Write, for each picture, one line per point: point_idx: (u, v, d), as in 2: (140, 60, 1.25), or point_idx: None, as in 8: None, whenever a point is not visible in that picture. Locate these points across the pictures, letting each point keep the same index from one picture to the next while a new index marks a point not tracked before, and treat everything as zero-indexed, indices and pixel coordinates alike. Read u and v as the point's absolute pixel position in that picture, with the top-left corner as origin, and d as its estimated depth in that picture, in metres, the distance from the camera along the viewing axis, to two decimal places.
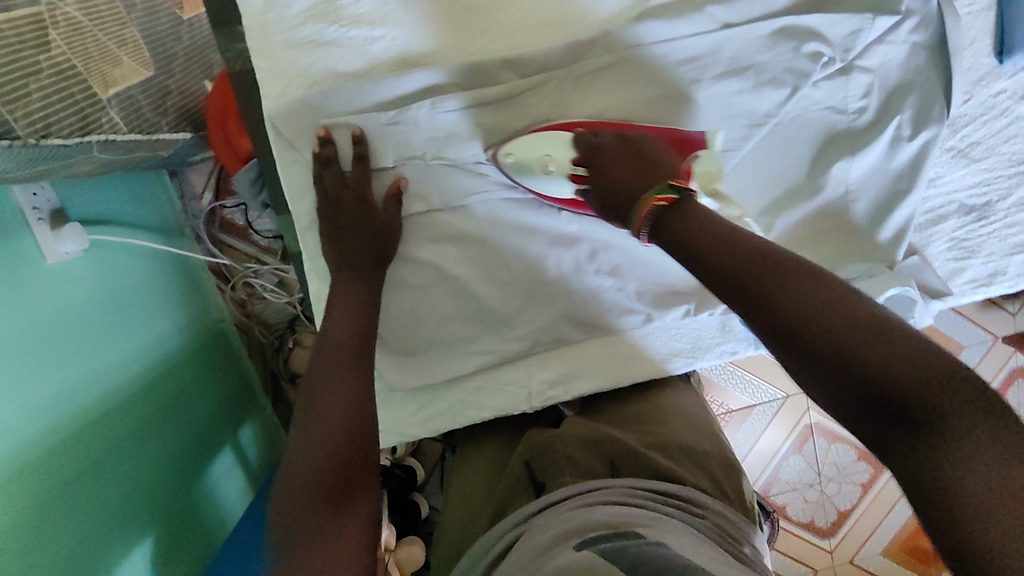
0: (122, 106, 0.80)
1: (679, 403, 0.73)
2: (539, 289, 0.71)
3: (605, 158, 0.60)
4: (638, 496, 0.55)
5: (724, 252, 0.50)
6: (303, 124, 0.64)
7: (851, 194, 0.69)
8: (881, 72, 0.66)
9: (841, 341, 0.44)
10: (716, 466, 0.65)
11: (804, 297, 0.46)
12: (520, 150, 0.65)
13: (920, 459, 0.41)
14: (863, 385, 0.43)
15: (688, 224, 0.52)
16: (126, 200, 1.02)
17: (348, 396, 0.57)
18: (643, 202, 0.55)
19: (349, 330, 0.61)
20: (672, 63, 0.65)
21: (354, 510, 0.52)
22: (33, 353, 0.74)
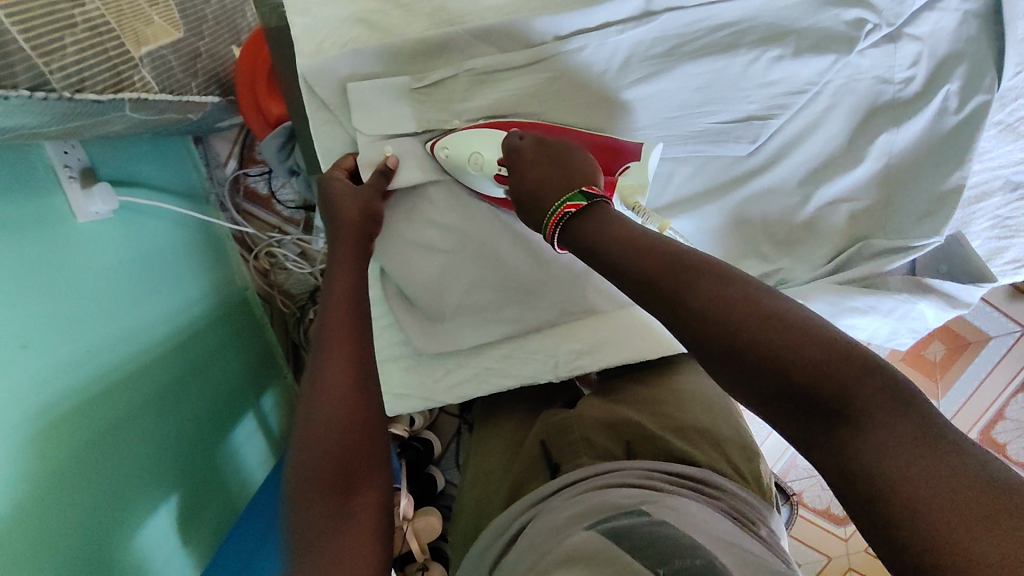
0: (153, 65, 0.80)
1: (697, 387, 0.71)
2: (568, 263, 0.69)
3: (524, 162, 0.59)
4: (653, 478, 0.54)
5: (636, 259, 0.47)
6: (336, 82, 0.63)
7: (891, 166, 0.67)
8: (930, 40, 0.64)
9: (747, 332, 0.40)
10: (735, 451, 0.63)
11: (706, 296, 0.42)
12: (455, 146, 0.63)
13: (841, 451, 0.35)
14: (774, 380, 0.38)
15: (605, 229, 0.51)
16: (153, 164, 1.02)
17: (349, 371, 0.55)
18: (554, 208, 0.54)
19: (345, 299, 0.59)
20: (713, 26, 0.63)
21: (361, 501, 0.49)
22: (63, 310, 0.75)
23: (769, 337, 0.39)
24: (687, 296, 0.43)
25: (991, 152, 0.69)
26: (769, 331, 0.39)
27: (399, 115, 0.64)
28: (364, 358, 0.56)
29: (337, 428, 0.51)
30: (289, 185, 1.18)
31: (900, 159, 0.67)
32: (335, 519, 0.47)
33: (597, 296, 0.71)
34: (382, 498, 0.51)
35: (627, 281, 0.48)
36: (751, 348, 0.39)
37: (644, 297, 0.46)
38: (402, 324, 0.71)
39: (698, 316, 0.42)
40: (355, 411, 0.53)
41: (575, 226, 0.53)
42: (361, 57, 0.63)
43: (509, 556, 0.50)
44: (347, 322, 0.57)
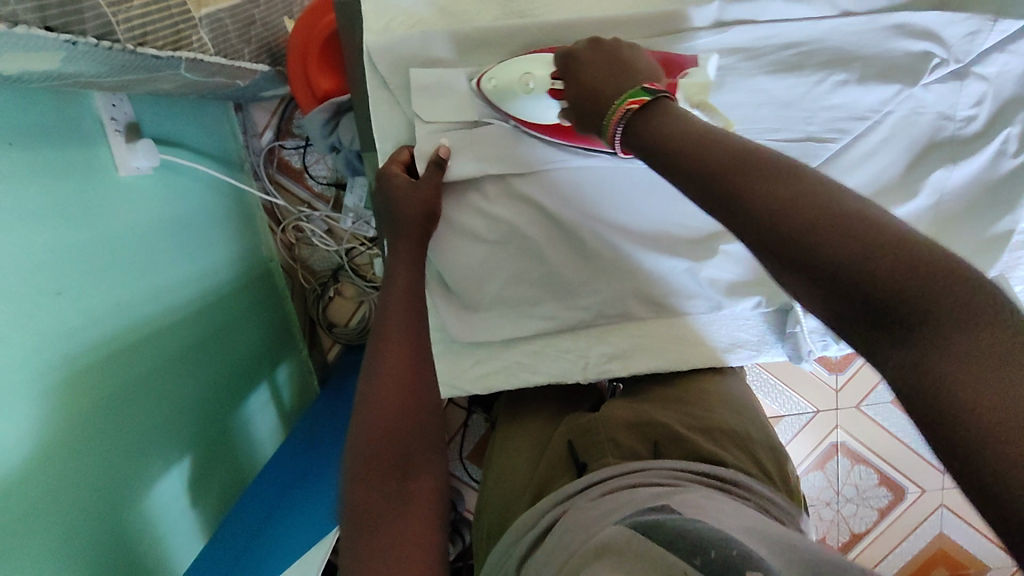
0: (211, 27, 0.80)
1: (731, 386, 0.70)
2: (609, 263, 0.68)
3: (584, 63, 0.55)
4: (682, 478, 0.54)
5: (694, 160, 0.44)
6: (401, 62, 0.63)
7: (942, 203, 0.67)
8: (997, 82, 0.64)
9: (812, 238, 0.38)
10: (762, 449, 0.62)
11: (775, 198, 0.40)
12: (502, 72, 0.61)
13: (912, 363, 0.34)
14: (838, 288, 0.37)
15: (662, 122, 0.47)
16: (194, 126, 1.02)
17: (405, 353, 0.56)
18: (616, 107, 0.50)
19: (405, 284, 0.60)
20: (782, 46, 0.63)
21: (417, 485, 0.52)
22: (99, 262, 0.75)
23: (836, 239, 0.37)
24: (753, 202, 0.41)
25: None
26: (836, 234, 0.37)
27: (459, 105, 0.64)
28: (421, 345, 0.58)
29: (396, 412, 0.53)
30: (324, 161, 1.19)
31: (952, 197, 0.67)
32: (386, 501, 0.50)
33: (636, 301, 0.70)
34: (436, 483, 0.53)
35: (684, 182, 0.45)
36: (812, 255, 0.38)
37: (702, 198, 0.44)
38: (439, 311, 0.70)
39: (765, 222, 0.40)
40: (410, 395, 0.55)
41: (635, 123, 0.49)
42: (428, 40, 0.63)
43: (538, 552, 0.50)
44: (403, 307, 0.59)
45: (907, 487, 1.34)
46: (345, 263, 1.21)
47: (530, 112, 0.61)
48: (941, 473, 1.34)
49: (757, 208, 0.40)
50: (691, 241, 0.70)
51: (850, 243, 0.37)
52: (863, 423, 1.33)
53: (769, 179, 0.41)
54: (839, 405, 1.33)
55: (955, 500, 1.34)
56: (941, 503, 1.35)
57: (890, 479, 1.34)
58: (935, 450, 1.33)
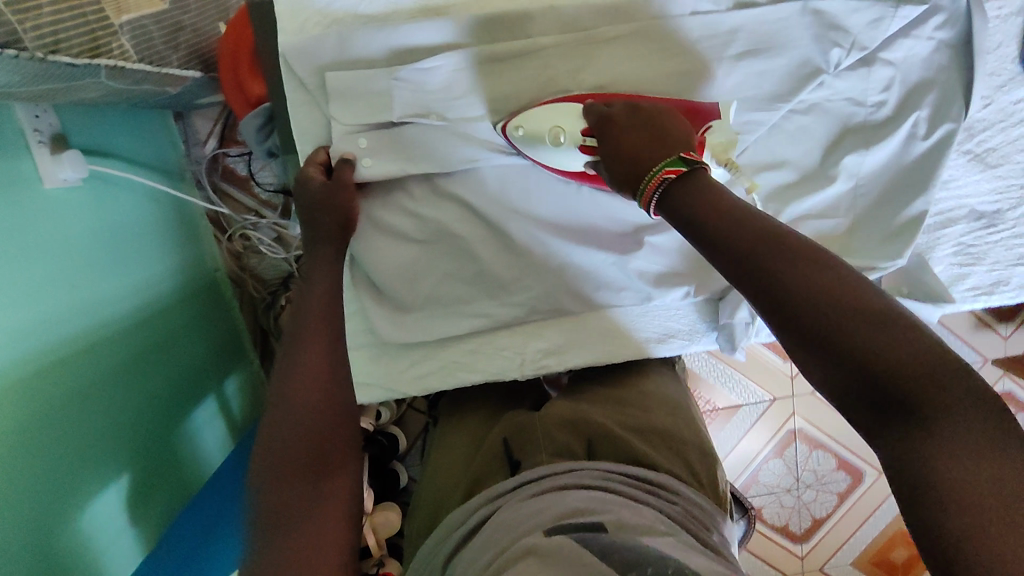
0: (133, 34, 0.78)
1: (665, 388, 0.74)
2: (536, 259, 0.68)
3: (617, 130, 0.56)
4: (611, 480, 0.56)
5: (738, 247, 0.48)
6: (316, 63, 0.63)
7: (860, 189, 0.69)
8: (904, 66, 0.66)
9: (848, 333, 0.43)
10: (695, 456, 0.65)
11: (813, 287, 0.45)
12: (531, 120, 0.61)
13: (907, 451, 0.42)
14: (854, 374, 0.43)
15: (694, 198, 0.50)
16: (129, 136, 1.00)
17: (321, 361, 0.58)
18: (653, 172, 0.52)
19: (321, 294, 0.62)
20: (696, 37, 0.63)
21: (335, 485, 0.54)
22: (19, 277, 0.73)
23: (866, 331, 0.43)
24: (790, 287, 0.45)
25: (959, 181, 0.72)
26: (865, 331, 0.43)
27: (378, 105, 0.63)
28: (339, 360, 0.60)
29: (313, 416, 0.56)
30: (269, 167, 1.18)
31: (868, 183, 0.69)
32: (302, 502, 0.52)
33: (571, 295, 0.71)
34: (349, 484, 0.55)
35: (722, 256, 0.49)
36: (852, 349, 0.43)
37: (737, 274, 0.48)
38: (369, 311, 0.70)
39: (799, 307, 0.45)
40: (327, 405, 0.57)
41: (668, 198, 0.51)
42: (344, 41, 0.62)
43: (467, 547, 0.51)
44: (322, 315, 0.61)
45: (865, 470, 1.36)
46: (294, 270, 1.20)
47: (562, 163, 0.62)
48: None
49: (793, 291, 0.45)
50: (619, 233, 0.70)
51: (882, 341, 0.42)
52: (819, 409, 1.35)
53: (804, 270, 0.46)
54: (795, 393, 1.35)
55: None
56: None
57: (847, 463, 1.36)
58: None
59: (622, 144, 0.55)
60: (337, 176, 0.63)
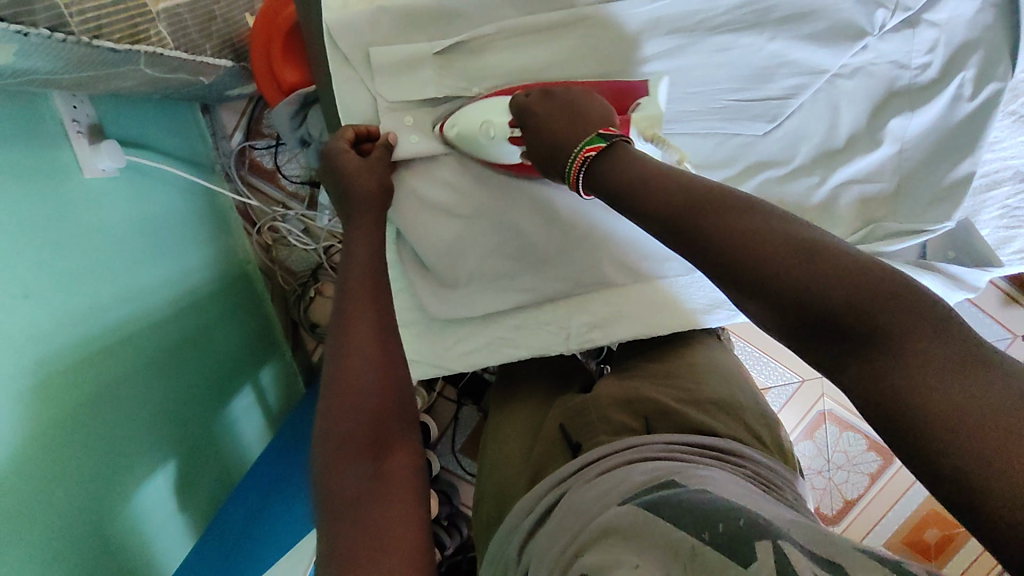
0: (169, 22, 0.79)
1: (712, 357, 0.75)
2: (583, 235, 0.69)
3: (540, 116, 0.58)
4: (675, 451, 0.56)
5: (667, 221, 0.47)
6: (358, 39, 0.63)
7: (904, 153, 0.69)
8: (948, 27, 0.67)
9: (781, 269, 0.40)
10: (753, 419, 0.66)
11: (731, 233, 0.43)
12: (462, 120, 0.63)
13: (873, 382, 0.37)
14: (796, 323, 0.40)
15: (625, 167, 0.51)
16: (160, 129, 1.00)
17: (369, 337, 0.57)
18: (575, 154, 0.54)
19: (362, 272, 0.61)
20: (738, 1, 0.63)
21: (394, 461, 0.53)
22: (63, 266, 0.73)
23: (794, 269, 0.40)
24: (718, 234, 0.44)
25: (1004, 142, 0.71)
26: (799, 266, 0.40)
27: (422, 80, 0.64)
28: (387, 336, 0.59)
29: (372, 394, 0.55)
30: (296, 159, 1.19)
31: (913, 145, 0.69)
32: (364, 483, 0.50)
33: (614, 267, 0.71)
34: (415, 461, 0.55)
35: (646, 218, 0.48)
36: (786, 287, 0.40)
37: (672, 239, 0.47)
38: (416, 289, 0.70)
39: (726, 255, 0.43)
40: (379, 382, 0.56)
41: (598, 167, 0.53)
42: (388, 16, 0.62)
43: (542, 530, 0.51)
44: (365, 291, 0.60)
45: None
46: (323, 262, 1.21)
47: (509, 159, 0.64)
48: None
49: (724, 241, 0.43)
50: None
51: (811, 268, 0.40)
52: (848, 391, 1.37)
53: (729, 215, 0.44)
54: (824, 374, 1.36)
55: None
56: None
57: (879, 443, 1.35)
58: None
59: (547, 136, 0.56)
60: (369, 156, 0.63)
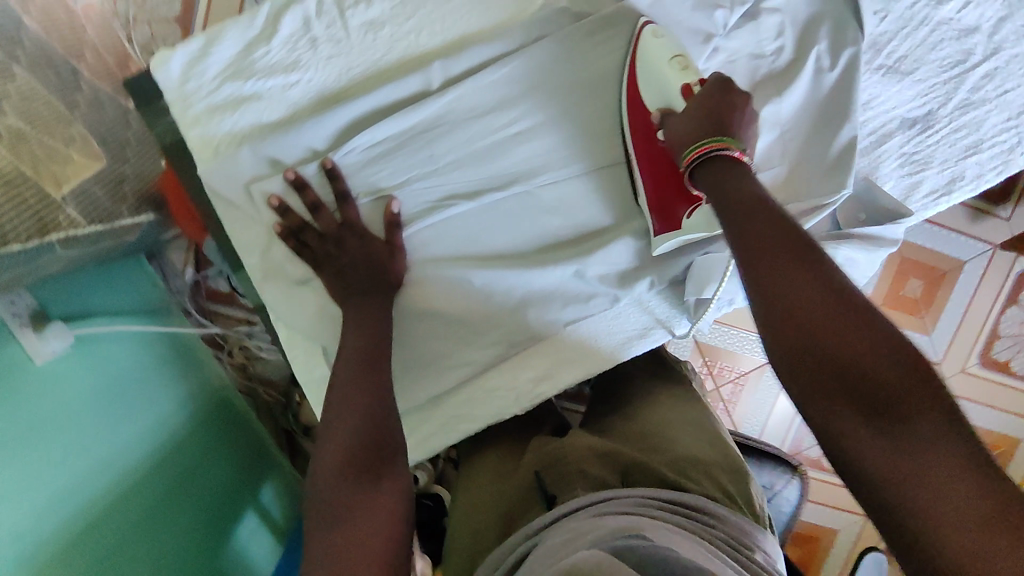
0: (77, 200, 0.84)
1: (691, 415, 0.81)
2: (503, 298, 0.70)
3: (714, 95, 0.57)
4: (650, 505, 0.60)
5: (755, 239, 0.51)
6: (236, 181, 0.65)
7: (786, 135, 0.69)
8: (789, 10, 0.68)
9: (842, 333, 0.46)
10: (726, 477, 0.71)
11: (808, 285, 0.48)
12: (659, 42, 0.64)
13: (889, 457, 0.42)
14: (832, 366, 0.46)
15: (733, 191, 0.53)
16: (102, 291, 1.01)
17: (365, 395, 0.56)
18: (701, 142, 0.55)
19: (359, 348, 0.60)
20: (575, 50, 0.67)
21: (386, 487, 0.51)
22: (24, 465, 0.75)
23: (858, 340, 0.45)
24: (793, 276, 0.49)
25: (881, 96, 0.72)
26: (862, 338, 0.45)
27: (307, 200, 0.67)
28: (380, 392, 0.57)
29: (361, 433, 0.53)
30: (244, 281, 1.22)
31: (793, 124, 0.69)
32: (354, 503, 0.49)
33: (544, 318, 0.72)
34: (408, 495, 0.52)
35: (735, 234, 0.52)
36: (842, 353, 0.46)
37: (745, 259, 0.51)
38: None
39: (795, 298, 0.48)
40: (377, 417, 0.55)
41: (703, 168, 0.55)
42: (258, 152, 0.65)
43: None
44: (357, 365, 0.59)
45: None
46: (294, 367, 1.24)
47: (646, 88, 0.64)
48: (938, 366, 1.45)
49: (798, 286, 0.48)
50: (552, 244, 0.71)
51: (872, 345, 0.45)
52: None
53: (809, 267, 0.49)
54: None
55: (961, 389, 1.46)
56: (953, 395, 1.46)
57: None
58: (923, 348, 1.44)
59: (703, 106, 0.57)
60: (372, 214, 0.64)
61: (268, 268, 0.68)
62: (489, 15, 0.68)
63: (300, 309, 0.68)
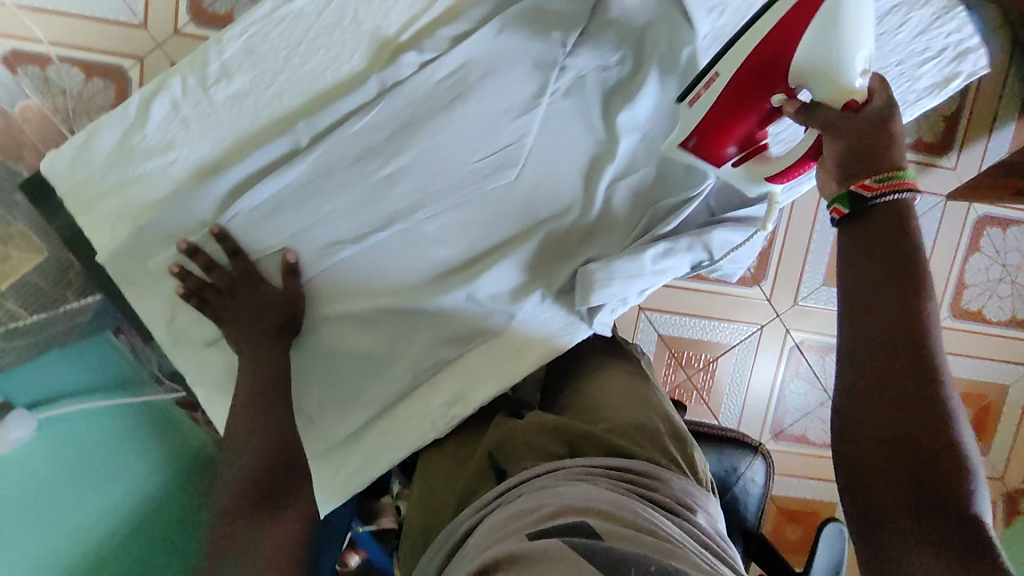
0: (20, 294, 0.95)
1: (635, 386, 0.84)
2: (403, 324, 0.75)
3: (886, 125, 0.56)
4: (595, 472, 0.63)
5: (880, 289, 0.55)
6: (133, 262, 0.71)
7: (648, 136, 0.73)
8: (625, 21, 0.68)
9: (913, 416, 0.53)
10: (669, 441, 0.74)
11: (897, 363, 0.54)
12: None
13: (904, 529, 0.52)
14: (896, 434, 0.53)
15: (875, 231, 0.56)
16: (58, 375, 1.02)
17: (262, 437, 0.71)
18: (886, 167, 0.55)
19: (258, 385, 0.71)
20: (430, 89, 0.70)
21: (286, 516, 0.70)
22: None
23: (920, 427, 0.52)
24: (880, 347, 0.54)
25: None
26: (920, 424, 0.53)
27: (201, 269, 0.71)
28: (277, 435, 0.71)
29: (259, 470, 0.70)
30: None
31: (650, 127, 0.72)
32: (251, 536, 0.67)
33: (445, 344, 0.75)
34: (303, 517, 0.71)
35: (863, 275, 0.56)
36: (913, 432, 0.53)
37: (857, 300, 0.56)
38: None
39: (875, 367, 0.54)
40: (274, 461, 0.71)
41: (859, 204, 0.56)
42: (147, 231, 0.70)
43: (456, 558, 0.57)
44: (263, 408, 0.71)
45: None
46: None
47: (807, 80, 0.58)
48: None
49: (890, 359, 0.54)
50: (446, 270, 0.75)
51: (931, 428, 0.52)
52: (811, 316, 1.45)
53: (920, 341, 0.54)
54: (780, 311, 1.44)
55: None
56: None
57: None
58: None
59: (852, 129, 0.55)
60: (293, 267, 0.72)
61: (177, 335, 0.73)
62: (344, 66, 0.70)
63: (210, 364, 0.74)
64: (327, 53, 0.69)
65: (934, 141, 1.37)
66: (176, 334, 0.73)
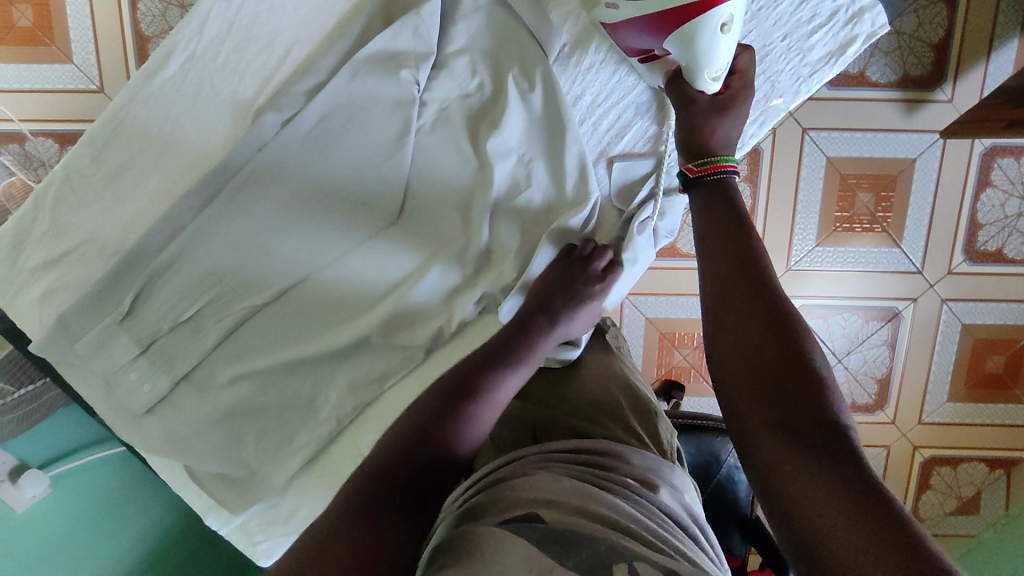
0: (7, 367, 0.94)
1: (598, 363, 0.87)
2: (320, 371, 0.78)
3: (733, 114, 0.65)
4: (553, 456, 0.63)
5: (723, 238, 0.57)
6: (54, 351, 0.73)
7: (524, 157, 0.74)
8: (473, 47, 0.70)
9: (762, 347, 0.51)
10: (632, 414, 0.79)
11: (740, 303, 0.53)
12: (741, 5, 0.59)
13: (778, 459, 0.47)
14: (757, 369, 0.51)
15: (720, 203, 0.60)
16: (64, 433, 1.09)
17: (409, 416, 0.59)
18: (711, 159, 0.62)
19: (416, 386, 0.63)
20: (295, 145, 0.69)
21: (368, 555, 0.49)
22: None
23: (776, 357, 0.50)
24: (726, 294, 0.55)
25: (606, 92, 0.75)
26: (773, 354, 0.50)
27: (121, 347, 0.75)
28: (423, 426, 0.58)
29: (375, 476, 0.54)
30: None
31: (519, 146, 0.73)
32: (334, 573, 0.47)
33: (364, 387, 0.79)
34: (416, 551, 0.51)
35: (709, 241, 0.58)
36: (766, 362, 0.50)
37: (711, 259, 0.57)
38: (223, 499, 0.80)
39: (724, 312, 0.54)
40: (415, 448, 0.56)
41: (704, 183, 0.62)
42: (61, 322, 0.72)
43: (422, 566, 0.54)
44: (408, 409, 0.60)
45: (897, 305, 1.29)
46: None
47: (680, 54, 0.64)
48: (920, 274, 1.27)
49: (733, 302, 0.54)
50: (356, 314, 0.77)
51: (781, 355, 0.50)
52: (811, 278, 1.28)
53: (755, 284, 0.54)
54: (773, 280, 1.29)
55: (953, 290, 1.28)
56: (941, 300, 1.29)
57: (874, 312, 1.30)
58: (900, 260, 1.26)
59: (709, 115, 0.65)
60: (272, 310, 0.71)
61: (113, 409, 0.77)
62: (217, 135, 0.73)
63: (147, 434, 0.78)
64: (200, 126, 0.73)
65: (924, 73, 1.14)
66: (113, 407, 0.77)
